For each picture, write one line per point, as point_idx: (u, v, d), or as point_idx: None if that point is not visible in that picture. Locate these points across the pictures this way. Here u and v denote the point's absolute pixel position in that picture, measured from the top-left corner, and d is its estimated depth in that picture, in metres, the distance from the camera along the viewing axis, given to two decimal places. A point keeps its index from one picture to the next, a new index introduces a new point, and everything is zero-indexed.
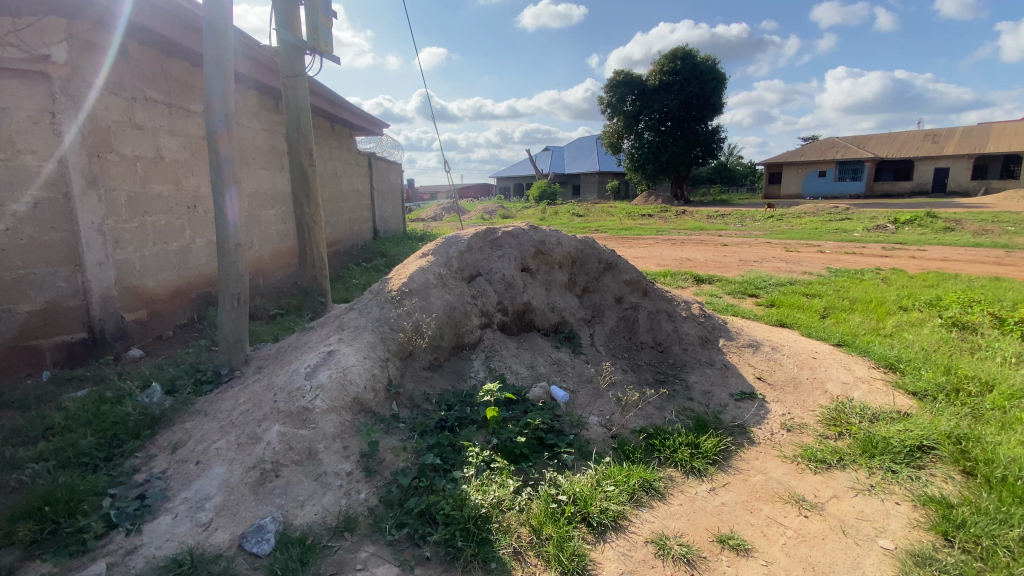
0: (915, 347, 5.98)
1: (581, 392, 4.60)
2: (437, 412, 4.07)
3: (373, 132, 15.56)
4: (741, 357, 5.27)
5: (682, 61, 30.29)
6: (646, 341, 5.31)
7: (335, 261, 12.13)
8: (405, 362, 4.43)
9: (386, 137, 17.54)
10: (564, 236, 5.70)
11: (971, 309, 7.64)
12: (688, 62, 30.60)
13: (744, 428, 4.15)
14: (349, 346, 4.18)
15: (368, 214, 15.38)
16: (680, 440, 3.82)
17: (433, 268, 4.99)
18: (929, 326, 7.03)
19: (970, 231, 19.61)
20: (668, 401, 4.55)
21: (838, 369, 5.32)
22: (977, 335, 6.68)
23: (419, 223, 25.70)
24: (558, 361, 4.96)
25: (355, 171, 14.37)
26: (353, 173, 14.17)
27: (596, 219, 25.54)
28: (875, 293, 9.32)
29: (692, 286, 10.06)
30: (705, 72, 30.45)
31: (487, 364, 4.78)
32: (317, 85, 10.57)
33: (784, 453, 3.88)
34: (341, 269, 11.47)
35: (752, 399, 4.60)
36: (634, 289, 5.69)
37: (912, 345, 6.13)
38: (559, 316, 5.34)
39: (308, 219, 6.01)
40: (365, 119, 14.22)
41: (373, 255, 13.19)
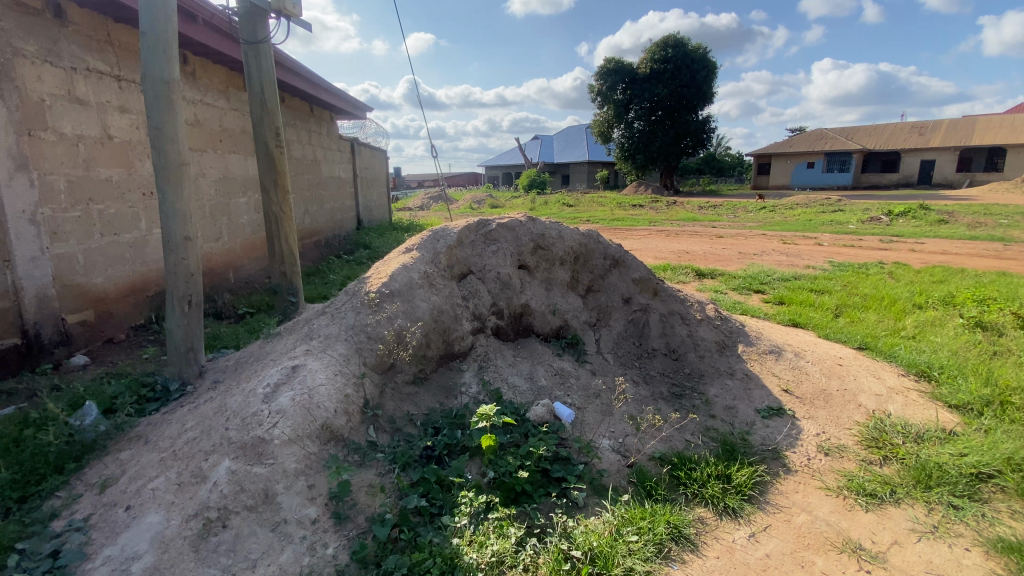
0: (945, 353, 5.50)
1: (587, 409, 4.02)
2: (422, 438, 3.46)
3: (356, 115, 14.71)
4: (763, 365, 4.71)
5: (675, 49, 29.66)
6: (658, 347, 4.74)
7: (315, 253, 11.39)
8: (385, 378, 3.80)
9: (370, 121, 16.67)
10: (566, 229, 5.08)
11: (992, 308, 7.19)
12: (680, 49, 29.98)
13: (777, 452, 3.60)
14: (318, 360, 3.54)
15: (351, 202, 14.59)
16: (709, 473, 3.25)
17: (418, 265, 4.34)
18: (951, 327, 6.56)
19: (965, 224, 19.38)
20: (688, 418, 4.00)
21: (869, 377, 4.79)
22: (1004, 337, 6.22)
23: (405, 212, 24.87)
24: (561, 372, 4.37)
25: (336, 157, 13.53)
26: (334, 159, 13.34)
27: (586, 209, 24.93)
28: (886, 289, 8.85)
29: (693, 281, 9.51)
30: (697, 60, 29.84)
31: (480, 377, 4.17)
32: (293, 63, 9.75)
33: (828, 484, 3.32)
34: (321, 262, 10.74)
35: (780, 416, 4.06)
36: (644, 288, 5.10)
37: (941, 350, 5.63)
38: (561, 320, 4.73)
39: (275, 208, 5.28)
40: (347, 101, 13.37)
41: (355, 247, 12.44)
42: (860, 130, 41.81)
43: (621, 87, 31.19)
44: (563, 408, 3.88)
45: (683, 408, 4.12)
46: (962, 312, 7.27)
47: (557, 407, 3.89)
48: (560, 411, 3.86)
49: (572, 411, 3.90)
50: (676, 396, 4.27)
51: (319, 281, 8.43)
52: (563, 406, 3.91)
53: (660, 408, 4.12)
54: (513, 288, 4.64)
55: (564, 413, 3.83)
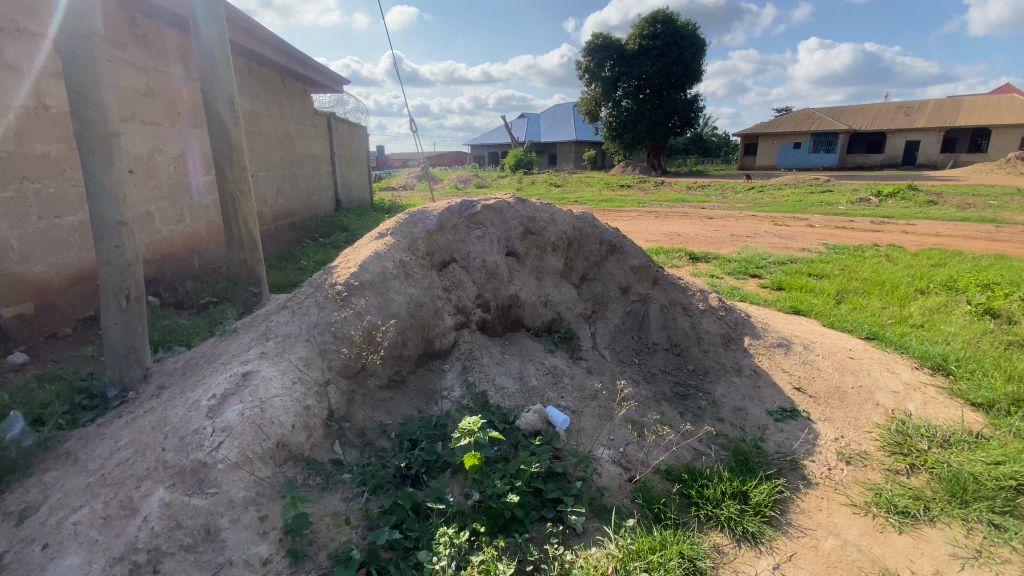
0: (958, 344, 5.19)
1: (584, 415, 3.61)
2: (396, 454, 3.03)
3: (333, 89, 13.87)
4: (772, 361, 4.33)
5: (664, 24, 28.91)
6: (659, 342, 4.33)
7: (289, 235, 10.73)
8: (354, 383, 3.33)
9: (347, 96, 15.80)
10: (558, 212, 4.59)
11: (997, 294, 6.93)
12: (668, 25, 29.27)
13: (795, 462, 3.25)
14: (275, 366, 3.05)
15: (328, 182, 13.86)
16: (725, 491, 2.87)
17: (392, 253, 3.83)
18: (958, 315, 6.28)
19: (953, 206, 19.30)
20: (694, 423, 3.61)
21: (883, 372, 4.46)
22: (1013, 326, 5.96)
23: (387, 193, 24.05)
24: (554, 371, 3.94)
25: (311, 133, 12.75)
26: (309, 135, 12.55)
27: (574, 189, 24.37)
28: (885, 274, 8.57)
29: (687, 265, 9.11)
30: (687, 36, 29.12)
31: (463, 378, 3.73)
32: (263, 31, 8.99)
33: (854, 500, 2.99)
34: (295, 245, 10.12)
35: (794, 418, 3.70)
36: (643, 276, 4.67)
37: (952, 341, 5.33)
38: (554, 312, 4.28)
39: (232, 187, 4.70)
40: (324, 74, 12.57)
41: (333, 229, 11.79)
42: (848, 110, 41.61)
43: (610, 63, 30.36)
44: (556, 413, 3.47)
45: (689, 411, 3.73)
46: (966, 298, 7.01)
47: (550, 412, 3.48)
48: (553, 417, 3.45)
49: (567, 416, 3.48)
50: (681, 397, 3.87)
51: (291, 267, 7.83)
52: (557, 412, 3.49)
53: (663, 410, 3.72)
54: (499, 279, 4.18)
55: (557, 420, 3.42)
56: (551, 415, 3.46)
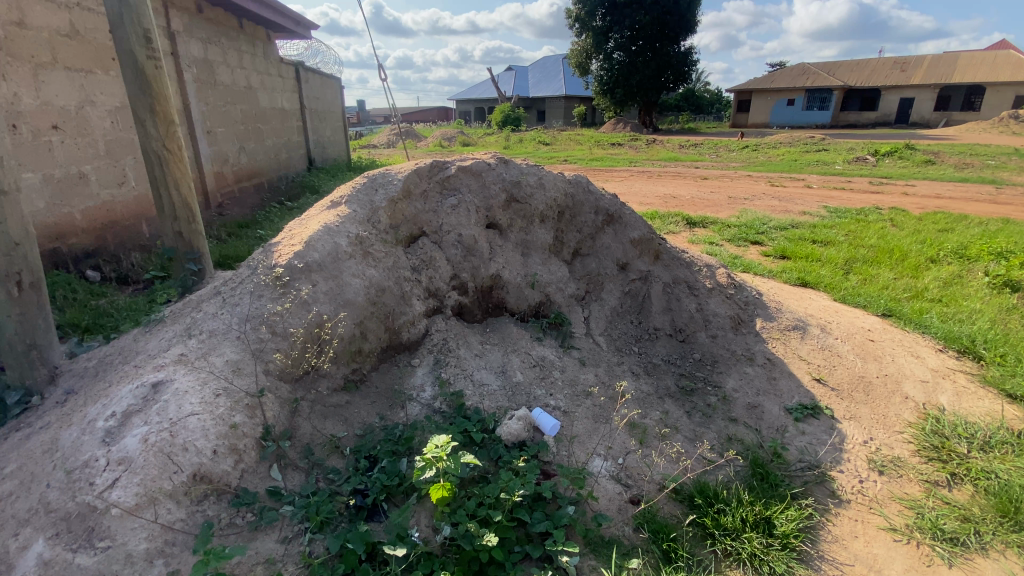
0: (982, 322, 4.76)
1: (576, 417, 3.09)
2: (351, 478, 2.50)
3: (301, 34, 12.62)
4: (788, 347, 3.84)
5: None
6: (662, 327, 3.79)
7: (255, 198, 9.87)
8: (299, 389, 2.75)
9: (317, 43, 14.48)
10: (547, 176, 3.94)
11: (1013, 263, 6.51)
12: None
13: (821, 474, 2.79)
14: (195, 373, 2.46)
15: (299, 138, 12.81)
16: (747, 520, 2.40)
17: (346, 227, 3.19)
18: (975, 288, 5.85)
19: (950, 166, 18.80)
20: (704, 425, 3.12)
21: (907, 358, 4.00)
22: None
23: (366, 150, 22.79)
24: (541, 364, 3.39)
25: (278, 84, 11.63)
26: (274, 86, 11.44)
27: (563, 147, 23.36)
28: (892, 240, 8.09)
29: (684, 232, 8.52)
30: None
31: (435, 375, 3.17)
32: None
33: (893, 523, 2.55)
34: (260, 209, 9.29)
35: (817, 416, 3.23)
36: (644, 251, 4.08)
37: (974, 318, 4.90)
38: (542, 293, 3.69)
39: (158, 146, 3.97)
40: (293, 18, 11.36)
41: (304, 191, 10.91)
42: (845, 64, 40.29)
43: (601, 11, 28.60)
44: (544, 416, 2.95)
45: (697, 410, 3.23)
46: (980, 268, 6.58)
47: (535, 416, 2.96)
48: (539, 421, 2.93)
49: (556, 421, 2.96)
50: (687, 392, 3.37)
51: (253, 236, 7.10)
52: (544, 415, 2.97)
53: (668, 408, 3.22)
54: (478, 257, 3.56)
55: (544, 426, 2.90)
56: (537, 419, 2.95)
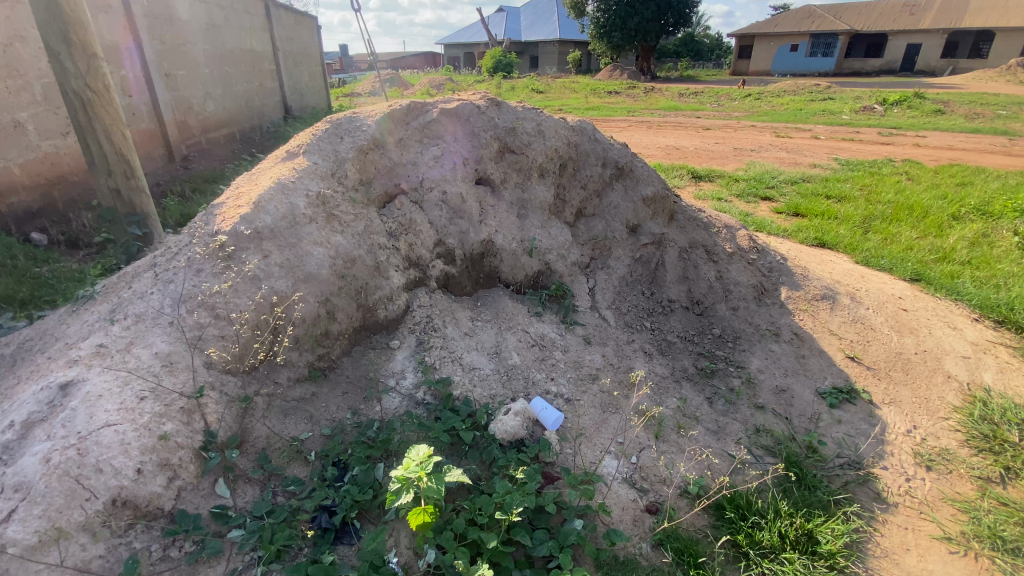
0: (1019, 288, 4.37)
1: (581, 407, 2.69)
2: (316, 491, 2.08)
3: None
4: (817, 320, 3.42)
5: None
6: (677, 298, 3.33)
7: (227, 150, 9.08)
8: (252, 382, 2.30)
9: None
10: (546, 122, 3.36)
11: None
12: None
13: (863, 472, 2.42)
14: (114, 371, 2.00)
15: (273, 84, 11.82)
16: (785, 536, 2.03)
17: (305, 186, 2.65)
18: (1004, 249, 5.43)
19: (960, 116, 18.04)
20: (727, 413, 2.73)
21: (946, 330, 3.60)
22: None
23: (349, 98, 21.41)
24: (541, 344, 2.94)
25: (246, 22, 10.55)
26: (242, 24, 10.33)
27: (558, 96, 22.13)
28: (911, 195, 7.59)
29: (690, 186, 7.93)
30: None
31: (419, 359, 2.73)
32: None
33: (947, 531, 2.19)
34: (232, 162, 8.54)
35: (853, 401, 2.85)
36: (656, 210, 3.57)
37: (1010, 283, 4.50)
38: (541, 261, 3.20)
39: (83, 86, 3.35)
40: None
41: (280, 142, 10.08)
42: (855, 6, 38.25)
43: None
44: (547, 409, 2.54)
45: (718, 396, 2.83)
46: (1006, 227, 6.16)
47: (537, 407, 2.56)
48: (541, 415, 2.53)
49: (559, 414, 2.54)
50: (707, 374, 2.95)
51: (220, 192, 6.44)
52: (547, 407, 2.56)
53: (685, 394, 2.82)
54: (465, 219, 3.05)
55: (546, 421, 2.50)
56: (539, 411, 2.54)
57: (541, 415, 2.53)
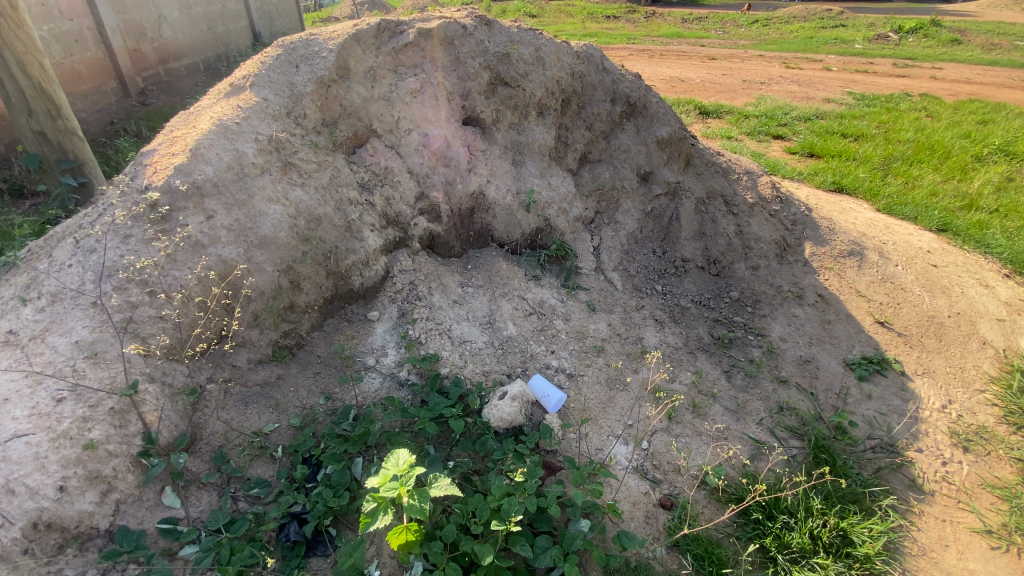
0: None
1: (585, 384, 2.39)
2: (283, 495, 1.81)
3: None
4: (843, 280, 3.10)
5: None
6: (692, 257, 2.97)
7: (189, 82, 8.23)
8: (203, 368, 1.96)
9: None
10: (545, 48, 2.83)
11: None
12: None
13: (898, 456, 2.18)
14: (27, 365, 1.66)
15: None
16: (819, 539, 1.80)
17: (254, 128, 2.20)
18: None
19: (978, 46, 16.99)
20: (745, 389, 2.46)
21: (978, 289, 3.31)
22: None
23: (325, 22, 19.67)
24: (539, 312, 2.60)
25: None
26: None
27: (554, 21, 20.46)
28: (931, 133, 7.10)
29: (698, 124, 7.33)
30: None
31: (401, 332, 2.38)
32: None
33: (989, 524, 1.98)
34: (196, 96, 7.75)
35: (884, 373, 2.58)
36: (671, 154, 3.13)
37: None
38: (539, 216, 2.80)
39: None
40: None
41: None
42: None
43: None
44: (551, 391, 2.25)
45: (737, 369, 2.54)
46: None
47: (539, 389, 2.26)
48: (544, 397, 2.23)
49: (563, 395, 2.25)
50: (724, 345, 2.66)
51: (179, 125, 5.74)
52: (551, 389, 2.26)
53: (699, 367, 2.53)
54: (450, 167, 2.61)
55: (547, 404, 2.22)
56: (540, 393, 2.25)
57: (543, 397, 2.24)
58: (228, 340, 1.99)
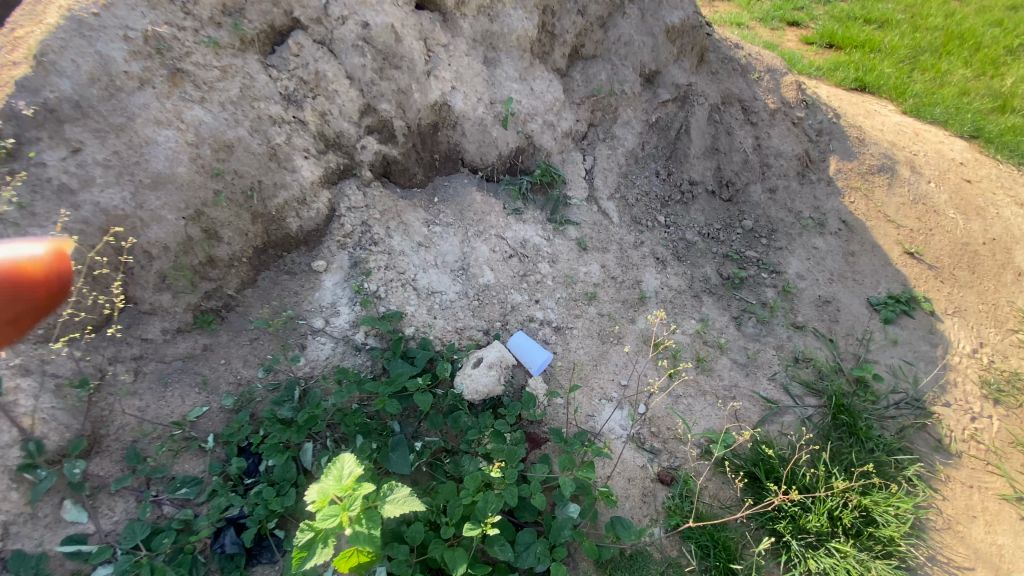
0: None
1: (574, 339, 2.05)
2: (216, 497, 1.51)
3: None
4: (871, 203, 2.69)
5: None
6: (702, 179, 2.50)
7: None
8: (100, 351, 1.60)
9: None
10: None
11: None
12: None
13: (925, 414, 1.94)
14: None
15: None
16: (838, 521, 1.58)
17: (121, 21, 1.61)
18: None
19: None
20: (758, 338, 2.14)
21: (1014, 207, 2.94)
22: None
23: None
24: (520, 254, 2.20)
25: None
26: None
27: None
28: (962, 15, 6.27)
29: (704, 6, 6.34)
30: None
31: (354, 284, 1.97)
32: None
33: (1019, 489, 1.80)
34: None
35: (912, 313, 2.28)
36: (680, 49, 2.55)
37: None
38: (518, 133, 2.28)
39: None
40: None
41: None
42: None
43: None
44: (534, 351, 1.93)
45: (748, 315, 2.20)
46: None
47: (521, 348, 1.94)
48: (526, 358, 1.92)
49: (549, 355, 1.93)
50: (733, 287, 2.29)
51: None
52: (534, 347, 1.95)
53: (705, 314, 2.19)
54: (403, 70, 2.05)
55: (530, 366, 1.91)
56: (522, 353, 1.93)
57: (525, 357, 1.93)
58: (114, 325, 1.61)
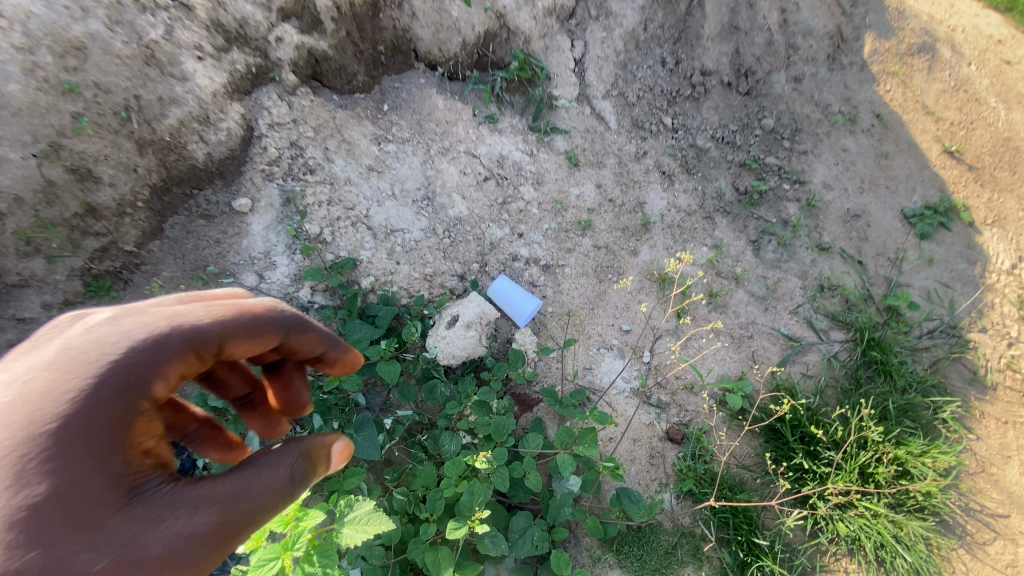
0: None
1: (565, 280, 1.74)
2: None
3: None
4: (908, 91, 2.22)
5: None
6: (716, 67, 2.01)
7: None
8: None
9: None
10: None
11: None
12: None
13: (960, 345, 1.74)
14: None
15: None
16: (871, 477, 1.41)
17: None
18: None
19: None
20: (777, 267, 1.82)
21: None
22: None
23: None
24: (498, 175, 1.81)
25: None
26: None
27: None
28: None
29: None
30: None
31: (290, 229, 1.59)
32: None
33: None
34: None
35: (951, 225, 1.98)
36: None
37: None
38: (486, 10, 1.74)
39: None
40: None
41: None
42: None
43: None
44: (519, 297, 1.61)
45: (769, 239, 1.87)
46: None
47: (504, 295, 1.62)
48: (509, 307, 1.60)
49: (536, 301, 1.61)
50: (750, 203, 1.93)
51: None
52: (518, 293, 1.62)
53: (718, 239, 1.85)
54: None
55: (516, 316, 1.60)
56: (505, 302, 1.61)
57: (509, 305, 1.61)
58: None
